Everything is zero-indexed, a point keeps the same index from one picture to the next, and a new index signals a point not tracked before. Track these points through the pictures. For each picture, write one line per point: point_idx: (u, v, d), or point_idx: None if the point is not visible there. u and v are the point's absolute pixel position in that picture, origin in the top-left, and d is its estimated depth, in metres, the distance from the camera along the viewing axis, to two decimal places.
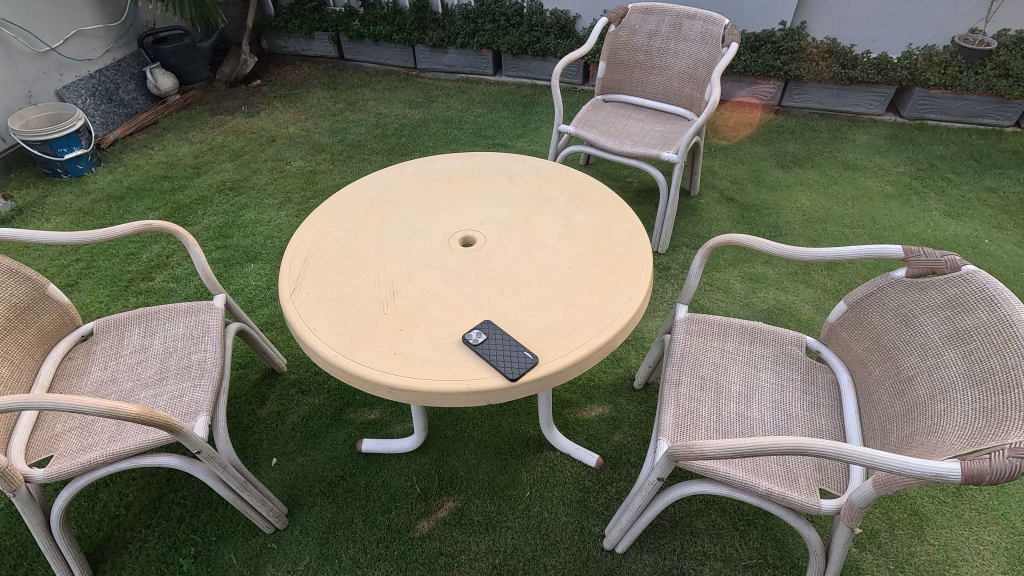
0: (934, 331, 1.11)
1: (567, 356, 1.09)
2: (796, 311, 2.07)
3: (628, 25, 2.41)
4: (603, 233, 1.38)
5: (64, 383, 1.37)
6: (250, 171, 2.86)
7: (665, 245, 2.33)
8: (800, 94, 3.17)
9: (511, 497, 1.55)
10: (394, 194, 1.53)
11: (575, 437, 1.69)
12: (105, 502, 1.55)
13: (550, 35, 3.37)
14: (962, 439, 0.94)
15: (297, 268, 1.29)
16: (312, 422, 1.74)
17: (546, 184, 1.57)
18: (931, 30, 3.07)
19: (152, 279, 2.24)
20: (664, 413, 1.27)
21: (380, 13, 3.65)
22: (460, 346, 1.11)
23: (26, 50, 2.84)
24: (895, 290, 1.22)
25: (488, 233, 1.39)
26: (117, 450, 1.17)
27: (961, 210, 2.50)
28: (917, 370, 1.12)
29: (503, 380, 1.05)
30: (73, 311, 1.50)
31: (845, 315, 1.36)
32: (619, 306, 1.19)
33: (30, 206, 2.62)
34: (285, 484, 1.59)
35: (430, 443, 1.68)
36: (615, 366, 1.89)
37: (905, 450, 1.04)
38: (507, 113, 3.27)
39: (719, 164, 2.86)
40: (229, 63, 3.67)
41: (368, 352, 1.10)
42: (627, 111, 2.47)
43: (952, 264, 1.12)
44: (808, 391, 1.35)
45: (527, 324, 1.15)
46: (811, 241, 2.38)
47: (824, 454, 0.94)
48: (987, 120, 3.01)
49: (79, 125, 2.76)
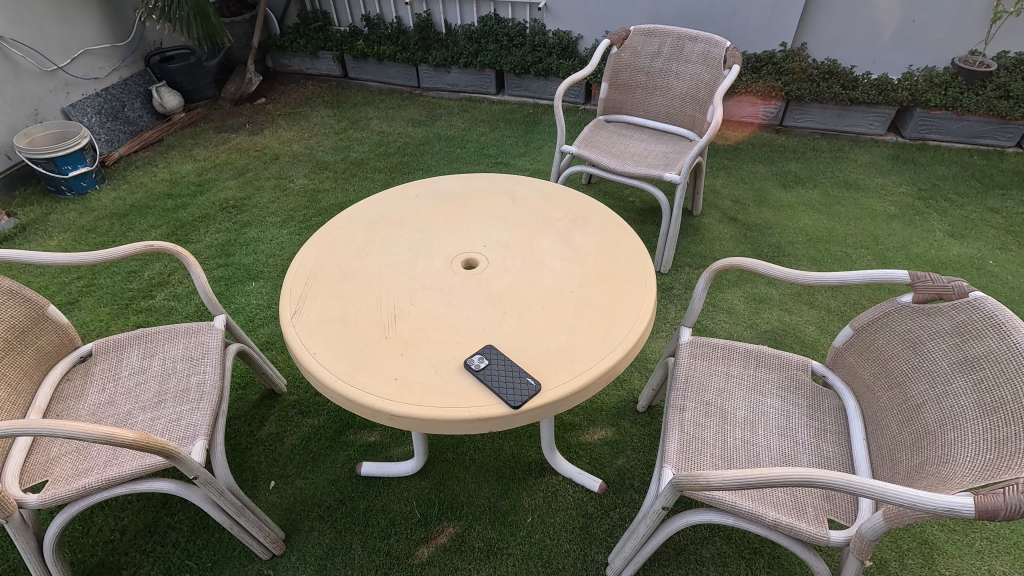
0: (943, 358, 1.10)
1: (571, 382, 1.08)
2: (801, 332, 2.05)
3: (628, 47, 2.43)
4: (607, 255, 1.38)
5: (60, 406, 1.36)
6: (252, 189, 2.87)
7: (667, 264, 2.31)
8: (800, 115, 3.19)
9: (512, 523, 1.52)
10: (396, 215, 1.53)
11: (577, 460, 1.67)
12: (100, 526, 1.53)
13: (552, 55, 3.40)
14: (975, 472, 0.92)
15: (298, 290, 1.28)
16: (311, 443, 1.72)
17: (549, 205, 1.57)
18: (931, 51, 3.09)
19: (153, 297, 2.24)
20: (668, 439, 1.25)
21: (384, 32, 3.69)
22: (462, 372, 1.09)
23: (33, 69, 2.87)
24: (902, 316, 1.20)
25: (491, 255, 1.38)
26: (112, 476, 1.16)
27: (964, 231, 2.49)
28: (927, 397, 1.11)
29: (506, 407, 1.03)
30: (73, 332, 1.49)
31: (851, 340, 1.34)
32: (622, 330, 1.18)
33: (33, 223, 2.62)
34: (282, 508, 1.56)
35: (430, 467, 1.66)
36: (618, 388, 1.87)
37: (915, 481, 1.02)
38: (509, 132, 3.29)
39: (721, 184, 2.87)
40: (234, 82, 3.70)
41: (369, 378, 1.08)
42: (629, 131, 2.47)
43: (959, 290, 1.10)
44: (815, 418, 1.33)
45: (529, 349, 1.14)
46: (815, 261, 2.37)
47: (833, 486, 0.92)
48: (989, 141, 3.02)
49: (84, 143, 2.78)
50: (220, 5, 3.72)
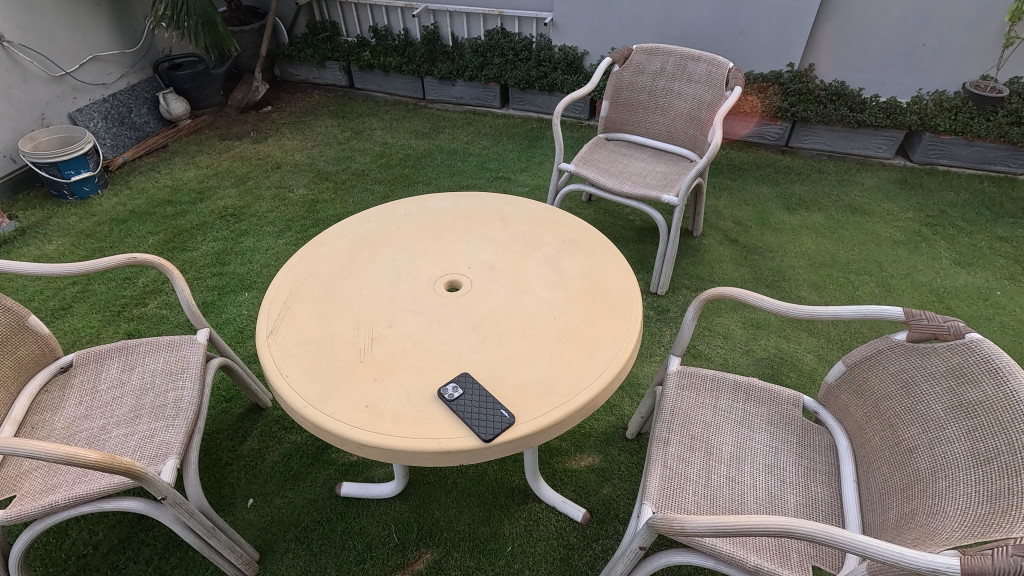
0: (936, 402, 1.05)
1: (546, 415, 1.04)
2: (799, 361, 2.00)
3: (631, 66, 2.40)
4: (594, 281, 1.34)
5: (36, 418, 1.34)
6: (252, 198, 2.87)
7: (664, 286, 2.27)
8: (807, 136, 3.15)
9: (491, 552, 1.48)
10: (384, 233, 1.51)
11: (561, 488, 1.62)
12: (74, 540, 1.51)
13: (557, 70, 3.40)
14: (965, 527, 0.87)
15: (277, 308, 1.26)
16: (292, 461, 1.69)
17: (539, 226, 1.55)
18: (941, 75, 3.05)
19: (145, 305, 2.23)
20: (650, 473, 1.21)
21: (391, 44, 3.70)
22: (435, 401, 1.06)
23: (41, 74, 2.90)
24: (896, 354, 1.16)
25: (475, 277, 1.36)
26: (78, 494, 1.14)
27: (972, 260, 2.43)
28: (920, 442, 1.06)
29: (477, 440, 1.00)
30: (54, 342, 1.48)
31: (844, 377, 1.29)
32: (604, 360, 1.14)
33: (34, 226, 2.64)
34: (259, 527, 1.54)
35: (411, 489, 1.62)
36: (607, 413, 1.83)
37: (904, 531, 0.98)
38: (512, 146, 3.28)
39: (723, 205, 2.83)
40: (242, 90, 3.72)
41: (339, 404, 1.06)
42: (629, 150, 2.45)
43: (955, 331, 1.05)
44: (804, 455, 1.28)
45: (507, 378, 1.10)
46: (816, 287, 2.32)
47: (813, 538, 0.88)
48: (1000, 168, 2.96)
49: (87, 148, 2.80)
50: (230, 14, 3.76)
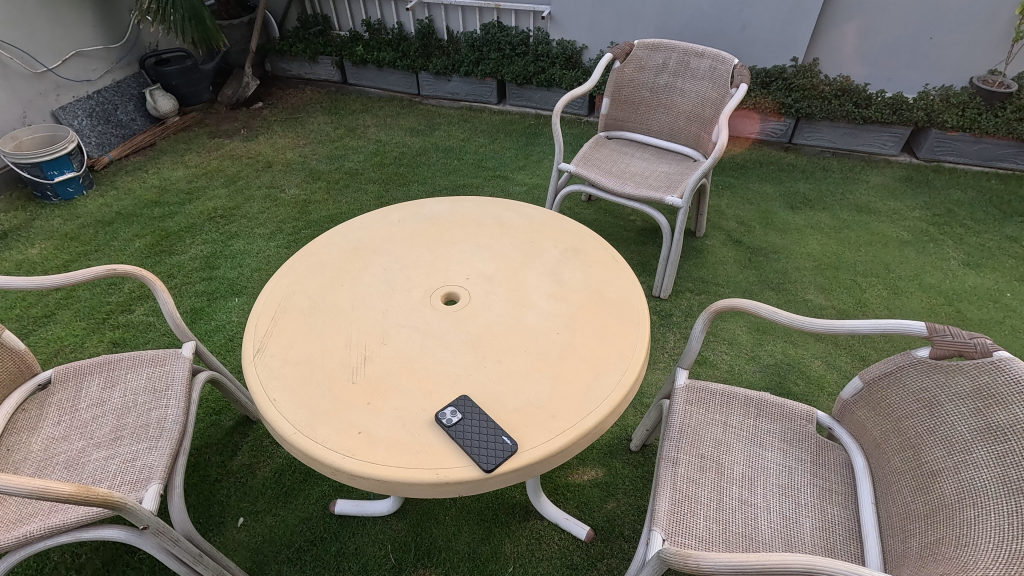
0: (962, 423, 1.00)
1: (550, 442, 0.98)
2: (806, 367, 1.95)
3: (632, 61, 2.33)
4: (597, 293, 1.28)
5: (12, 439, 1.27)
6: (242, 199, 2.79)
7: (668, 290, 2.21)
8: (811, 133, 3.09)
9: (492, 572, 1.43)
10: (376, 242, 1.44)
11: (564, 504, 1.57)
12: (56, 563, 1.45)
13: (555, 65, 3.32)
14: (999, 564, 0.82)
15: (264, 324, 1.19)
16: (285, 476, 1.63)
17: (538, 233, 1.48)
18: (948, 70, 2.99)
19: (131, 312, 2.16)
20: (659, 497, 1.15)
21: (385, 38, 3.61)
22: (432, 426, 1.00)
23: (22, 70, 2.81)
24: (917, 372, 1.10)
25: (473, 289, 1.29)
26: (55, 524, 1.07)
27: (980, 260, 2.38)
28: (944, 466, 1.00)
29: (478, 470, 0.93)
30: (31, 358, 1.40)
31: (860, 393, 1.23)
32: (609, 381, 1.08)
33: (16, 229, 2.56)
34: (249, 549, 1.48)
35: (408, 507, 1.56)
36: (611, 424, 1.77)
37: (930, 563, 0.92)
38: (509, 144, 3.20)
39: (726, 204, 2.77)
40: (232, 85, 3.63)
41: (330, 430, 0.99)
42: (630, 149, 2.38)
43: (982, 349, 1.00)
44: (819, 475, 1.22)
45: (507, 401, 1.04)
46: (822, 289, 2.26)
47: None
48: (1007, 165, 2.90)
49: (71, 147, 2.72)
50: (218, 8, 3.66)
